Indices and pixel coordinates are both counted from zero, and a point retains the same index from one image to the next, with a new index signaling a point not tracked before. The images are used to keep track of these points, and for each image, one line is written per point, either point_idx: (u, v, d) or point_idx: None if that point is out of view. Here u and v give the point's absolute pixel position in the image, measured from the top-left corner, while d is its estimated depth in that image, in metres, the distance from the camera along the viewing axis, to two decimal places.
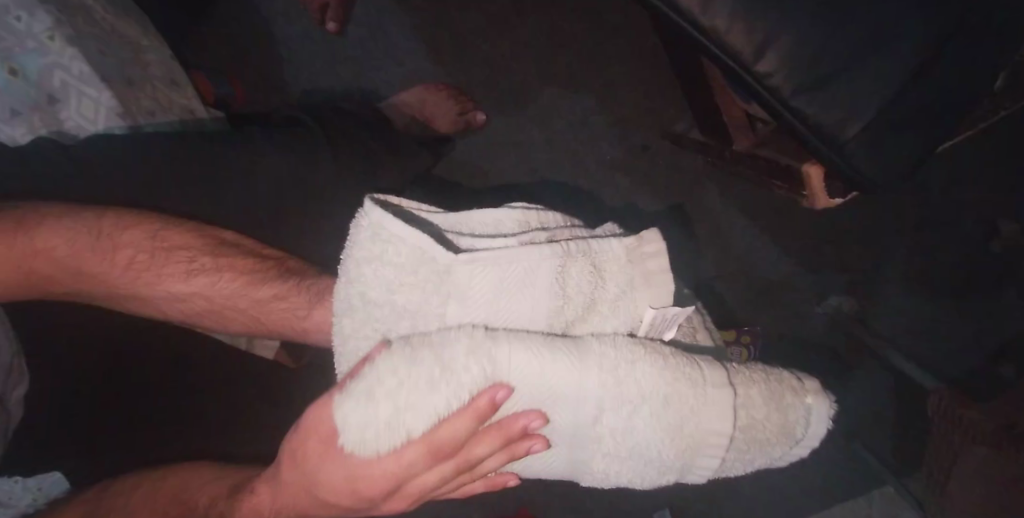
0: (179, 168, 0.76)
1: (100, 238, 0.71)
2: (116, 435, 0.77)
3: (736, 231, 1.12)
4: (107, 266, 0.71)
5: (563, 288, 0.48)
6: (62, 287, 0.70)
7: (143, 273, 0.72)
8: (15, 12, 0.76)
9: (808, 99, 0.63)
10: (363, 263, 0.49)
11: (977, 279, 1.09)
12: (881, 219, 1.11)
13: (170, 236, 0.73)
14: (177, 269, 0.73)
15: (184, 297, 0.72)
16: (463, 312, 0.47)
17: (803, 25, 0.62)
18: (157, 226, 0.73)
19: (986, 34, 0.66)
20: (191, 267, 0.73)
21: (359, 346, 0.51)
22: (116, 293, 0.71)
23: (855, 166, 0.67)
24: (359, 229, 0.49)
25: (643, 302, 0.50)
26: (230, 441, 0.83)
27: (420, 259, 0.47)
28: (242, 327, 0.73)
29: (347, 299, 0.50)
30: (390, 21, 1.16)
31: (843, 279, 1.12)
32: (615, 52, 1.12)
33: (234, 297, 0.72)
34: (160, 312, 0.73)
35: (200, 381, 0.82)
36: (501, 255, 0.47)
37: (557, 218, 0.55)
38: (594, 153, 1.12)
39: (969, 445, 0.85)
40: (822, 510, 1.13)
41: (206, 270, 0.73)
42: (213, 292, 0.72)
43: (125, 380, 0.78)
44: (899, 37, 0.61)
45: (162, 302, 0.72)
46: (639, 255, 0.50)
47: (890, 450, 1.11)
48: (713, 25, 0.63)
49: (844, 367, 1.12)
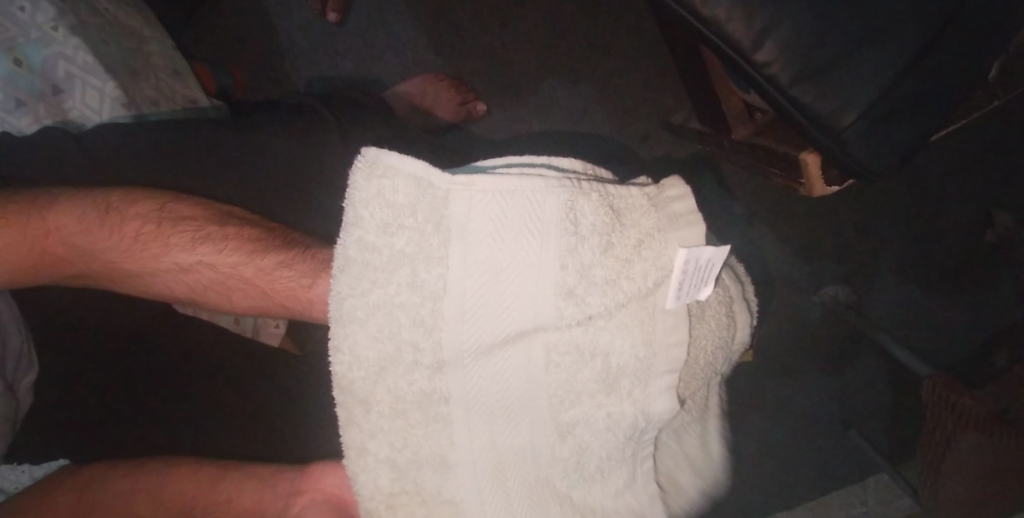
0: (185, 157, 0.77)
1: (109, 212, 0.70)
2: (127, 415, 0.79)
3: (735, 221, 1.13)
4: (115, 239, 0.70)
5: (574, 225, 0.49)
6: (70, 270, 0.71)
7: (149, 245, 0.70)
8: (18, 2, 0.76)
9: (805, 88, 0.64)
10: (362, 206, 0.54)
11: (972, 269, 1.11)
12: (879, 209, 1.12)
13: (178, 209, 0.72)
14: (183, 239, 0.71)
15: (188, 267, 0.70)
16: (465, 250, 0.50)
17: (801, 15, 0.63)
18: (167, 199, 0.73)
19: (986, 24, 0.66)
20: (197, 236, 0.71)
21: (358, 303, 0.54)
22: (124, 268, 0.71)
23: (855, 155, 0.67)
24: (357, 172, 0.54)
25: (674, 244, 0.50)
26: (237, 428, 0.82)
27: (422, 193, 0.51)
28: (245, 299, 0.69)
29: (347, 248, 0.54)
30: (391, 10, 1.16)
31: (839, 269, 1.13)
32: (616, 40, 1.12)
33: (240, 266, 0.69)
34: (167, 289, 0.71)
35: (206, 365, 0.83)
36: (501, 186, 0.49)
37: (575, 165, 0.54)
38: (594, 144, 1.13)
39: (961, 431, 0.86)
40: (818, 496, 1.15)
41: (212, 239, 0.70)
42: (220, 261, 0.70)
43: (134, 362, 0.80)
44: (896, 28, 0.62)
45: (168, 274, 0.70)
46: (663, 200, 0.51)
47: (884, 436, 1.14)
48: (713, 16, 0.64)
49: (839, 356, 1.14)
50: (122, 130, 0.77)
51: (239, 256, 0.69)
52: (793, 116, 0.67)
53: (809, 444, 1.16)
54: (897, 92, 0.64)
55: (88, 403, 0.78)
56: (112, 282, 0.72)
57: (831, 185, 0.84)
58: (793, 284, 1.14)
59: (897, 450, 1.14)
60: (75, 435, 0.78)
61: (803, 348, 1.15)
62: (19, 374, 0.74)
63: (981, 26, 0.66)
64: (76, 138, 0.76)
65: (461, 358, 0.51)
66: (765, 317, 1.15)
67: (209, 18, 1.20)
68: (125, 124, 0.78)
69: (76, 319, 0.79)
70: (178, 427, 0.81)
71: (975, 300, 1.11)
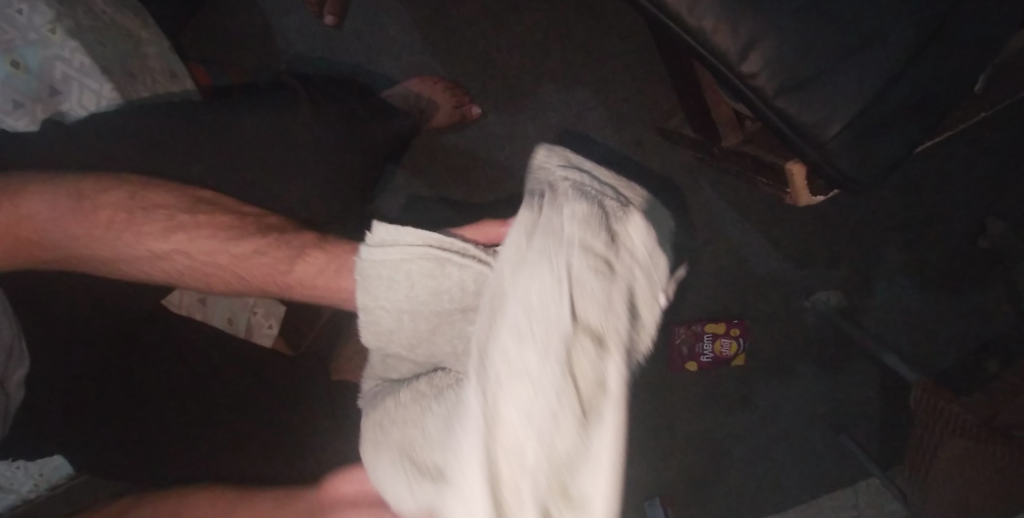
0: (167, 143, 0.79)
1: (81, 200, 0.70)
2: (102, 409, 0.79)
3: (729, 225, 1.14)
4: (87, 228, 0.70)
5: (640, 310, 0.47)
6: (42, 256, 0.70)
7: (123, 233, 0.70)
8: (17, 5, 0.77)
9: (791, 99, 0.64)
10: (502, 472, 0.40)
11: (965, 276, 1.12)
12: (873, 215, 1.12)
13: (150, 196, 0.73)
14: (156, 227, 0.71)
15: (163, 256, 0.70)
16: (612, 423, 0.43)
17: (788, 26, 0.63)
18: (138, 187, 0.73)
19: (974, 33, 0.67)
20: (170, 225, 0.71)
21: None
22: (98, 259, 0.70)
23: (839, 166, 0.67)
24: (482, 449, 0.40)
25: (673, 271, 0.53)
26: (202, 427, 0.81)
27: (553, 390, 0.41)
28: (225, 286, 0.73)
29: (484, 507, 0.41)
30: (387, 12, 1.17)
31: (830, 274, 1.14)
32: (610, 45, 1.13)
33: (215, 253, 0.72)
34: (144, 274, 0.72)
35: (197, 362, 0.83)
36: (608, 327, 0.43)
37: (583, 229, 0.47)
38: (588, 148, 1.14)
39: (949, 437, 0.86)
40: (811, 499, 1.17)
41: (186, 227, 0.72)
42: (194, 249, 0.71)
43: (110, 355, 0.79)
44: (882, 41, 0.63)
45: (141, 261, 0.71)
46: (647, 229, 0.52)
47: (875, 440, 1.16)
48: (701, 26, 0.65)
49: (834, 362, 1.15)
50: (121, 132, 0.78)
51: (212, 242, 0.72)
52: (777, 126, 0.67)
53: (803, 448, 1.17)
54: (882, 104, 0.65)
55: (74, 391, 0.78)
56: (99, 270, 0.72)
57: (816, 193, 0.84)
58: (784, 288, 1.15)
59: (889, 454, 1.15)
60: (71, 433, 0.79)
61: (796, 353, 1.16)
62: (10, 369, 0.71)
63: (967, 38, 0.67)
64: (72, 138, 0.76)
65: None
66: (759, 322, 1.16)
67: (207, 19, 1.20)
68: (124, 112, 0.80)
69: (57, 319, 0.77)
70: (174, 425, 0.81)
71: (968, 306, 1.13)
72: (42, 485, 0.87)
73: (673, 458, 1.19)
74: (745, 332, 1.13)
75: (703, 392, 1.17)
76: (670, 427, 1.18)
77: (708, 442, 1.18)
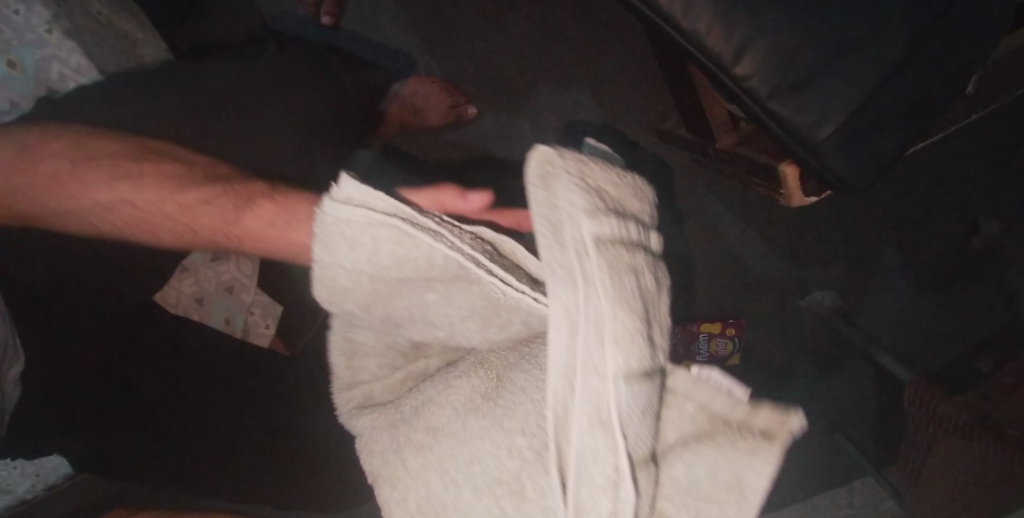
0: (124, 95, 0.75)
1: (21, 149, 0.61)
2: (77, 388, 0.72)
3: (724, 225, 1.15)
4: (27, 180, 0.60)
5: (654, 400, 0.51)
6: None
7: (63, 185, 0.61)
8: (13, 5, 0.77)
9: (785, 101, 0.65)
10: None
11: (959, 276, 1.13)
12: (867, 215, 1.13)
13: (93, 144, 0.64)
14: (99, 176, 0.62)
15: (106, 208, 0.62)
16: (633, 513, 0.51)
17: (781, 29, 0.64)
18: (78, 134, 0.64)
19: (965, 36, 0.68)
20: (116, 173, 0.63)
21: None
22: (34, 215, 0.61)
23: (832, 168, 0.68)
24: None
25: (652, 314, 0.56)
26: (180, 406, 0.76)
27: None
28: (174, 240, 0.63)
29: None
30: (383, 13, 1.17)
31: (825, 274, 1.15)
32: (606, 47, 1.13)
33: (161, 201, 0.62)
34: (92, 232, 0.63)
35: (183, 351, 0.77)
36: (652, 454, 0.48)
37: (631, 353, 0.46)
38: (585, 148, 1.14)
39: (943, 436, 0.87)
40: (807, 499, 1.18)
41: (132, 175, 0.63)
42: (142, 199, 0.62)
43: (59, 327, 0.70)
44: (874, 44, 0.64)
45: (82, 216, 0.62)
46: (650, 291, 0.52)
47: (871, 439, 1.16)
48: (695, 29, 0.65)
49: (829, 361, 1.16)
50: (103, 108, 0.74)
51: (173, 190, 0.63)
52: (771, 127, 0.68)
53: (799, 447, 1.18)
54: (874, 106, 0.65)
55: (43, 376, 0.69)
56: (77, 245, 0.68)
57: (810, 194, 0.85)
58: (780, 288, 1.15)
59: (884, 453, 1.16)
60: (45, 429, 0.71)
61: (792, 352, 1.16)
62: (8, 365, 0.65)
63: (959, 41, 0.67)
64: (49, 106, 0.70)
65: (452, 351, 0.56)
66: (755, 322, 1.16)
67: None
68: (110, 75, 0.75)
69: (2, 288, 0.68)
70: (163, 417, 0.75)
71: (962, 306, 1.13)
72: (38, 486, 0.87)
73: None
74: (742, 331, 1.12)
75: None
76: None
77: None
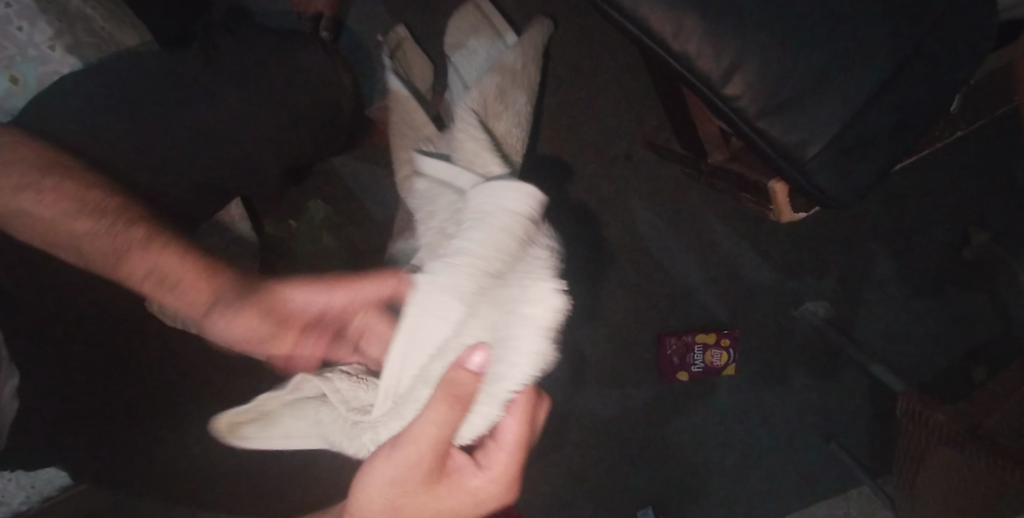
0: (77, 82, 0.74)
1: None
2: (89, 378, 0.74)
3: (719, 237, 1.16)
4: None
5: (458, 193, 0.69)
6: None
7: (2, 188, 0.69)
8: (18, 22, 0.77)
9: (772, 121, 0.67)
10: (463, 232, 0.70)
11: (951, 285, 1.15)
12: (859, 227, 1.15)
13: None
14: (6, 184, 0.69)
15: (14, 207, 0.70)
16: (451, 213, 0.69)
17: (768, 51, 0.65)
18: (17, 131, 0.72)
19: (948, 55, 0.69)
20: (21, 183, 0.70)
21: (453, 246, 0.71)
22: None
23: (819, 186, 0.69)
24: None
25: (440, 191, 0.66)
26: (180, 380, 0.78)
27: None
28: (75, 252, 0.71)
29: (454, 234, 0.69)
30: (380, 27, 1.16)
31: (819, 285, 1.16)
32: (600, 63, 1.15)
33: (74, 221, 0.70)
34: (31, 232, 0.71)
35: (189, 365, 0.79)
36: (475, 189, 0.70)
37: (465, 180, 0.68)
38: (581, 160, 1.16)
39: (937, 445, 0.87)
40: (804, 507, 1.18)
41: (48, 194, 0.70)
42: (60, 220, 0.70)
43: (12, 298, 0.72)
44: (858, 67, 0.65)
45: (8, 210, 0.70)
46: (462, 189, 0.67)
47: (865, 449, 1.18)
48: (684, 50, 0.67)
49: (824, 371, 1.17)
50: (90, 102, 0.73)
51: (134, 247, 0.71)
52: (760, 146, 0.70)
53: (796, 455, 1.18)
54: (859, 127, 0.67)
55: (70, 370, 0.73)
56: (91, 250, 0.71)
57: (798, 210, 0.88)
58: (774, 298, 1.16)
59: (878, 462, 1.18)
60: (65, 436, 0.73)
61: (786, 363, 1.18)
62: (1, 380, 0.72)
63: (945, 62, 0.69)
64: (50, 132, 0.73)
65: (516, 420, 0.65)
66: (750, 332, 1.17)
67: None
68: (111, 69, 0.76)
69: None
70: (170, 419, 0.77)
71: (954, 315, 1.15)
72: (34, 497, 0.86)
73: (667, 467, 1.19)
74: (735, 342, 1.15)
75: (697, 402, 1.19)
76: (663, 438, 1.19)
77: (703, 451, 1.19)
